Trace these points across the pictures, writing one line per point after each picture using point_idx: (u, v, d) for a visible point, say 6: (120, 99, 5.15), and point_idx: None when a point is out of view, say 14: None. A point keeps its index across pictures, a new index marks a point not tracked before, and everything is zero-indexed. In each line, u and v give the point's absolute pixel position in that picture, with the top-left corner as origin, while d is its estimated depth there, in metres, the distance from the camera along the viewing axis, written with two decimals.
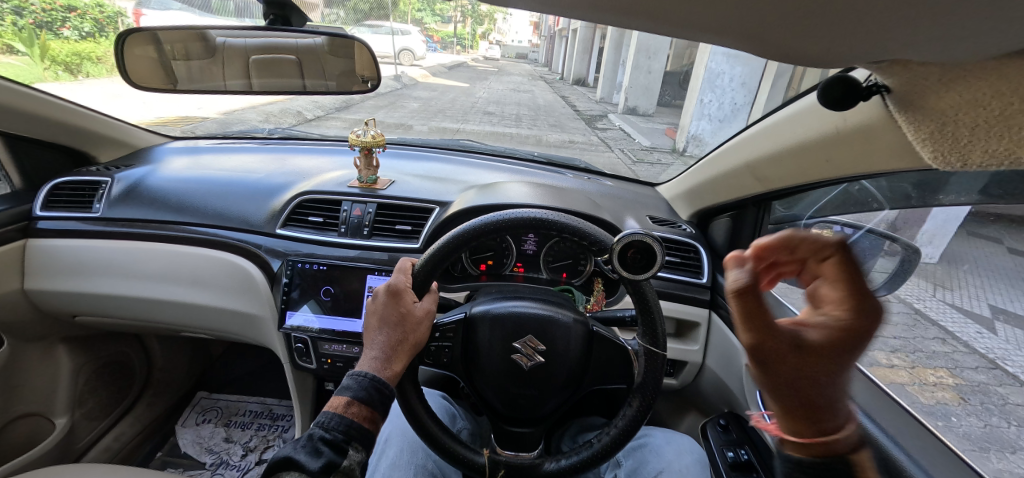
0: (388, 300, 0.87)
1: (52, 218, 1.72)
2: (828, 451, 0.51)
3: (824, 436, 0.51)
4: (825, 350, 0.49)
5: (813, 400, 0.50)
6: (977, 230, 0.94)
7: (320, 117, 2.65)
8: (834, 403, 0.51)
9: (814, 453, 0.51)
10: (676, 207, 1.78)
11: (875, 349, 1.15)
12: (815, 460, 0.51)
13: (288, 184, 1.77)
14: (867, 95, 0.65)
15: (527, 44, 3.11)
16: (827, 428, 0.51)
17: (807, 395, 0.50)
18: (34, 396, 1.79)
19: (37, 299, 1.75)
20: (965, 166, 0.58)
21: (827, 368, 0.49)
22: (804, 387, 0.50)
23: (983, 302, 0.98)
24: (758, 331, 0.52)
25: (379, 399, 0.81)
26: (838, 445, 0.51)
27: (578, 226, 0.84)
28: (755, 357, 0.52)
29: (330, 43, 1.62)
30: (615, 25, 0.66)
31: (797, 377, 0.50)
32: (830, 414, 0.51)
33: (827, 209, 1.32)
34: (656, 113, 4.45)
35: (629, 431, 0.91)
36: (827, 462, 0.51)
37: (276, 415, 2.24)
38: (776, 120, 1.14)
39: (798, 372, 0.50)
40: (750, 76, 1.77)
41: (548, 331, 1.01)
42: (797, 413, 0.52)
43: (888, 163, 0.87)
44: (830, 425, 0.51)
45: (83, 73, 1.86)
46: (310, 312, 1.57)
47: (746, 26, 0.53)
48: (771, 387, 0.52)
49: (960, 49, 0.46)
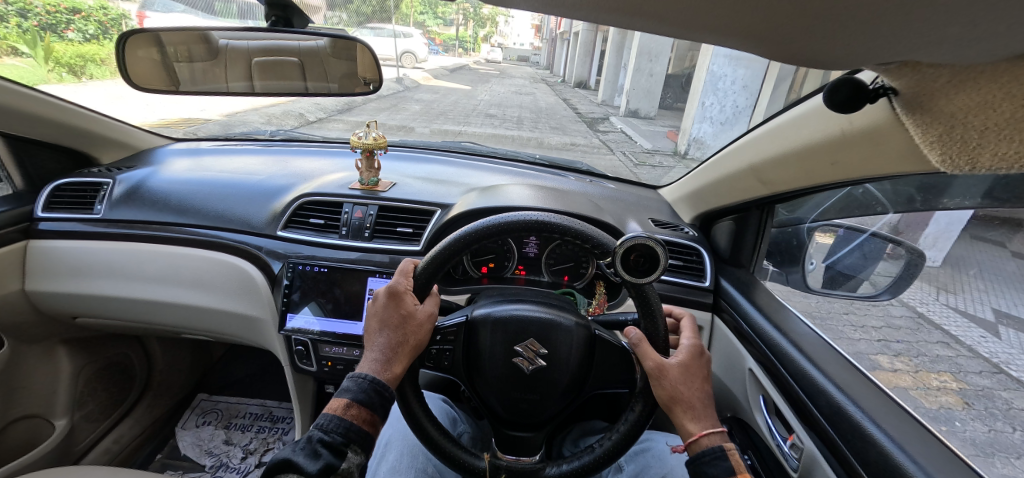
0: (388, 302, 0.86)
1: (54, 219, 1.72)
2: (707, 441, 0.79)
3: (704, 430, 0.79)
4: (691, 365, 0.84)
5: (693, 403, 0.81)
6: (980, 233, 0.93)
7: (321, 118, 2.65)
8: (705, 405, 0.82)
9: (701, 444, 0.79)
10: (678, 210, 1.78)
11: (878, 353, 1.14)
12: (703, 448, 0.78)
13: (290, 186, 1.77)
14: (872, 98, 0.66)
15: (528, 46, 3.11)
16: (704, 426, 0.80)
17: (688, 399, 0.81)
18: (33, 397, 1.78)
19: (38, 300, 1.75)
20: (974, 169, 0.58)
21: (692, 384, 0.82)
22: (685, 392, 0.82)
23: (987, 305, 0.96)
24: (656, 355, 0.85)
25: (379, 401, 0.80)
26: (713, 437, 0.79)
27: (580, 229, 0.84)
28: (656, 376, 0.83)
29: (332, 45, 1.63)
30: (619, 25, 0.65)
31: (680, 384, 0.82)
32: (704, 414, 0.81)
33: (831, 211, 1.33)
34: (658, 116, 4.45)
35: (631, 436, 0.90)
36: (711, 449, 0.77)
37: (276, 417, 2.24)
38: (781, 123, 1.14)
39: (680, 380, 0.82)
40: (753, 79, 1.77)
41: (550, 334, 1.00)
42: (687, 415, 0.81)
43: (893, 166, 0.87)
44: (705, 423, 0.80)
45: (87, 75, 1.85)
46: (310, 314, 1.56)
47: (752, 27, 0.53)
48: (667, 397, 0.82)
49: (969, 50, 0.46)
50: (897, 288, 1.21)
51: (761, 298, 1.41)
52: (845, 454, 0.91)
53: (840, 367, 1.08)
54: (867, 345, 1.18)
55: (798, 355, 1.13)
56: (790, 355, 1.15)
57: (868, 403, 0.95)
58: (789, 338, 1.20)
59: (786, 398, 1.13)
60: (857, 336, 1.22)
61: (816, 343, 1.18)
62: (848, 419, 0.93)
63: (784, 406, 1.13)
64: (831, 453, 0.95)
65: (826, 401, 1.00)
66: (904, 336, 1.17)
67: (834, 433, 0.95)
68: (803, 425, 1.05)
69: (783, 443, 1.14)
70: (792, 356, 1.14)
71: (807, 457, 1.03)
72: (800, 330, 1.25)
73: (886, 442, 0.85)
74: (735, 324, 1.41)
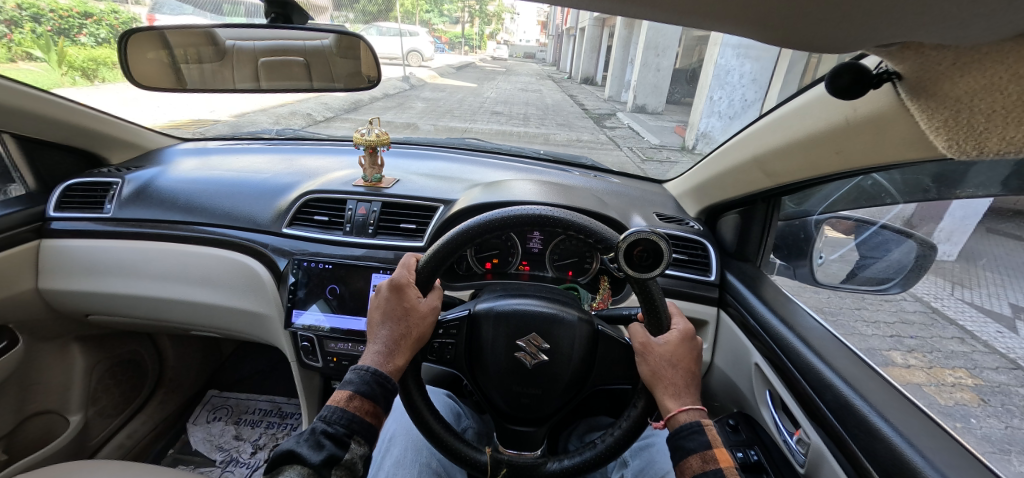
0: (392, 295, 0.87)
1: (65, 219, 1.76)
2: (686, 417, 0.79)
3: (683, 407, 0.80)
4: (680, 346, 0.84)
5: (674, 379, 0.82)
6: (994, 225, 0.89)
7: (327, 117, 2.67)
8: (687, 383, 0.82)
9: (679, 419, 0.79)
10: (683, 204, 1.76)
11: (891, 349, 1.11)
12: (680, 424, 0.79)
13: (295, 184, 1.79)
14: (878, 83, 0.65)
15: (534, 42, 3.06)
16: (684, 403, 0.81)
17: (671, 376, 0.82)
18: (49, 393, 1.83)
19: (52, 298, 1.79)
20: (981, 154, 0.58)
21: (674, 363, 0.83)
22: (669, 369, 0.83)
23: (1004, 300, 0.89)
24: (643, 332, 0.86)
25: (382, 393, 0.81)
26: (691, 413, 0.79)
27: (585, 223, 0.82)
28: (642, 352, 0.86)
29: (337, 43, 1.59)
30: (618, 12, 0.65)
31: (663, 360, 0.83)
32: (686, 392, 0.82)
33: (840, 203, 1.31)
34: (666, 110, 4.42)
35: (632, 431, 0.89)
36: (688, 425, 0.78)
37: (285, 413, 2.27)
38: (783, 112, 1.12)
39: (665, 357, 0.83)
40: (759, 70, 1.74)
41: (551, 329, 1.00)
42: (664, 393, 0.82)
43: (902, 155, 0.85)
44: (685, 401, 0.81)
45: (99, 78, 1.86)
46: (318, 311, 1.55)
47: (749, 10, 0.52)
48: (650, 373, 0.84)
49: (975, 25, 0.44)
50: (908, 281, 1.17)
51: (766, 291, 1.40)
52: (853, 449, 0.89)
53: (848, 361, 1.07)
54: (880, 341, 1.15)
55: (803, 348, 1.13)
56: (795, 348, 1.14)
57: (875, 397, 0.94)
58: (795, 332, 1.19)
59: (793, 393, 1.11)
60: (872, 332, 1.19)
61: (823, 337, 1.17)
62: (857, 412, 0.92)
63: (791, 401, 1.12)
64: (836, 446, 0.94)
65: (834, 395, 0.99)
66: (917, 331, 1.12)
67: (841, 426, 0.94)
68: (809, 419, 1.04)
69: (789, 439, 1.14)
70: (798, 350, 1.13)
71: (813, 452, 1.01)
72: (806, 324, 1.24)
73: (895, 438, 0.83)
74: (741, 318, 1.40)
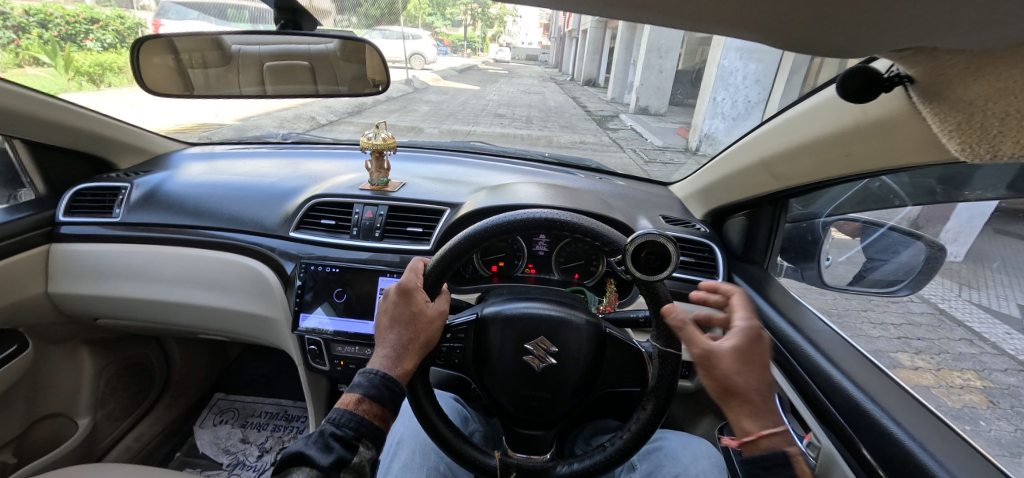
0: (400, 300, 0.87)
1: (75, 223, 1.77)
2: (771, 443, 0.64)
3: (765, 430, 0.65)
4: (749, 350, 0.68)
5: (751, 395, 0.66)
6: (1003, 227, 0.89)
7: (332, 121, 2.68)
8: (767, 399, 0.67)
9: (761, 445, 0.65)
10: (689, 206, 1.75)
11: (898, 351, 1.10)
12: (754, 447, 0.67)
13: (301, 188, 1.80)
14: (890, 85, 0.64)
15: (537, 45, 3.08)
16: (766, 425, 0.65)
17: (747, 392, 0.66)
18: (59, 396, 1.84)
19: (61, 301, 1.80)
20: (994, 158, 0.59)
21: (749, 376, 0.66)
22: (743, 382, 0.66)
23: (1013, 302, 0.90)
24: (704, 338, 0.69)
25: (390, 397, 0.80)
26: (777, 439, 0.64)
27: (590, 226, 0.83)
28: (704, 362, 0.69)
29: (342, 47, 1.63)
30: (628, 17, 0.65)
31: (735, 373, 0.66)
32: (766, 410, 0.66)
33: (847, 206, 1.30)
34: (668, 112, 4.45)
35: (642, 435, 0.88)
36: None
37: (291, 416, 2.28)
38: (790, 115, 1.12)
39: (736, 368, 0.66)
40: (763, 71, 1.74)
41: (560, 332, 1.00)
42: (740, 413, 0.67)
43: (911, 158, 0.85)
44: (768, 422, 0.66)
45: (106, 83, 1.93)
46: (323, 314, 1.56)
47: (763, 15, 0.52)
48: (719, 388, 0.68)
49: (992, 31, 0.44)
50: (918, 283, 1.17)
51: (774, 294, 1.39)
52: (863, 452, 0.90)
53: (858, 363, 1.06)
54: (887, 343, 1.15)
55: (812, 350, 1.12)
56: (805, 351, 1.14)
57: (886, 400, 0.93)
58: (804, 335, 1.18)
59: (803, 397, 1.11)
60: (878, 333, 1.19)
61: (833, 340, 1.16)
62: (867, 416, 0.91)
63: (801, 405, 1.11)
64: (848, 450, 0.94)
65: (844, 398, 0.98)
66: (925, 333, 1.14)
67: (852, 429, 0.94)
68: (819, 423, 1.03)
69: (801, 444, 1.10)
70: (808, 353, 1.12)
71: (824, 455, 1.01)
72: (816, 327, 1.23)
73: (907, 441, 0.83)
74: None
